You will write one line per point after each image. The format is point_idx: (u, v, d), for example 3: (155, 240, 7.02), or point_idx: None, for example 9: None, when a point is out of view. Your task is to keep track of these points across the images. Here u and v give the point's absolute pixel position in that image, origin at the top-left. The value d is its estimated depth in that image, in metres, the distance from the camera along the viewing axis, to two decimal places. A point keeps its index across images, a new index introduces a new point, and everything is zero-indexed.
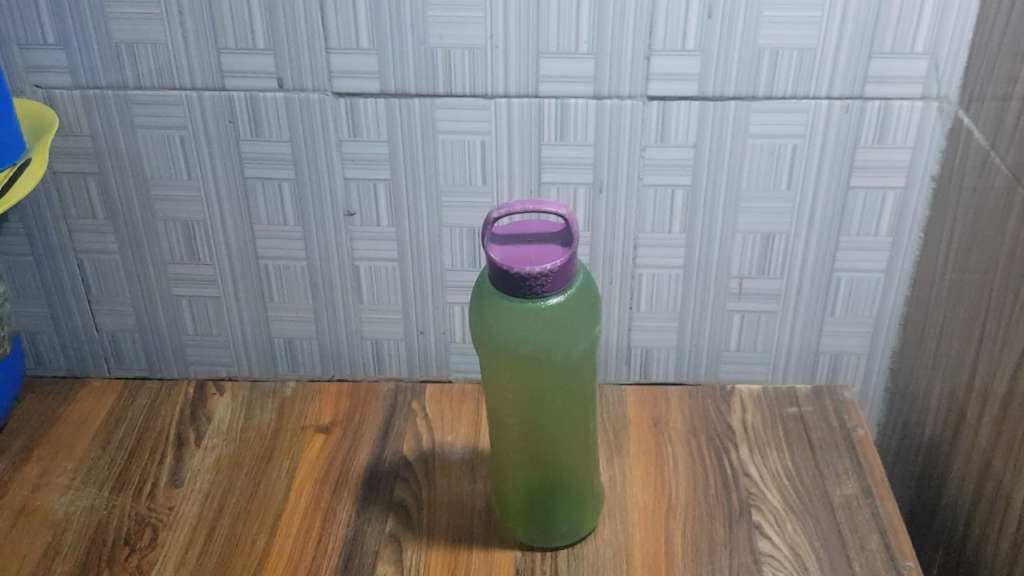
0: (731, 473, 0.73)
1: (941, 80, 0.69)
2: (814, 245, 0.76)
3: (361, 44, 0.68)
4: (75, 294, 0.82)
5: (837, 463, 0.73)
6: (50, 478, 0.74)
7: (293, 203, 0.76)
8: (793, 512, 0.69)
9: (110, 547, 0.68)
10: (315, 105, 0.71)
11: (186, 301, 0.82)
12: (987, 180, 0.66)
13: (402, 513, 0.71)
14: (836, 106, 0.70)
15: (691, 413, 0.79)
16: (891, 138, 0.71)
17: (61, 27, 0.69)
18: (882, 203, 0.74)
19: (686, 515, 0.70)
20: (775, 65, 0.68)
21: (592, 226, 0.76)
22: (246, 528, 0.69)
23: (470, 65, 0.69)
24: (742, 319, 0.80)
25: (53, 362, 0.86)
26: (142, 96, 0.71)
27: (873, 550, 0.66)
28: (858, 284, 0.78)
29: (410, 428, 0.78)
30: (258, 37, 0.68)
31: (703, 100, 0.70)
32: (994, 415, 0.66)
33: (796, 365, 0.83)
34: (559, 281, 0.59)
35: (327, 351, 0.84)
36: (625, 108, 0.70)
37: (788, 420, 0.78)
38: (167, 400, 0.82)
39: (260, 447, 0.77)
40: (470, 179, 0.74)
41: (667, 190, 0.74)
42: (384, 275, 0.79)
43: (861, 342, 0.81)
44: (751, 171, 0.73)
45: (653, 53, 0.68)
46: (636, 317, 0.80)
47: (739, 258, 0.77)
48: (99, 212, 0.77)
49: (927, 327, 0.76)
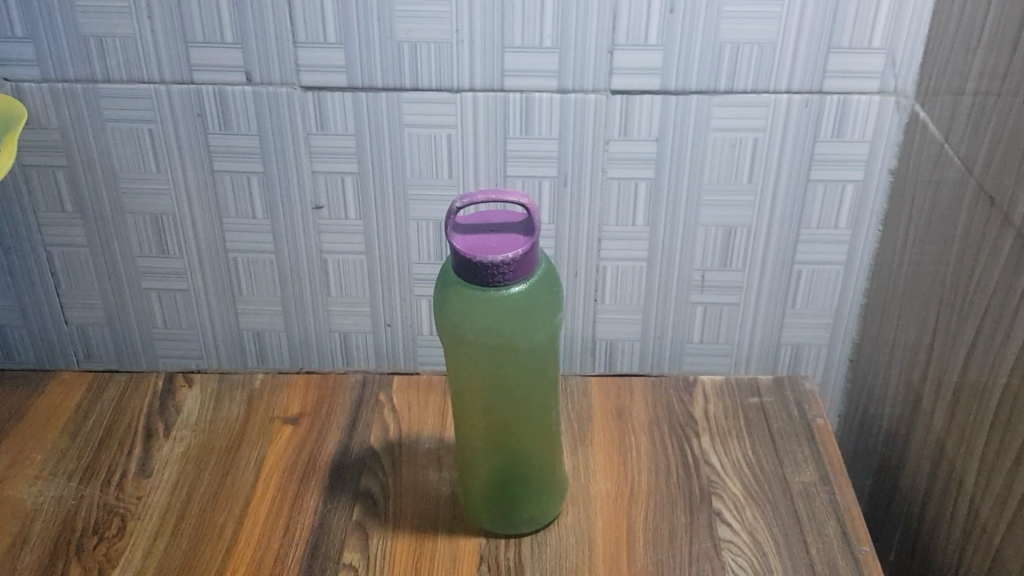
0: (693, 461, 0.74)
1: (898, 75, 0.70)
2: (775, 237, 0.78)
3: (328, 38, 0.69)
4: (44, 287, 0.82)
5: (797, 452, 0.75)
6: (19, 469, 0.74)
7: (261, 196, 0.76)
8: (753, 499, 0.70)
9: (79, 536, 0.69)
10: (282, 99, 0.72)
11: (156, 294, 0.82)
12: (941, 173, 0.68)
13: (368, 502, 0.71)
14: (795, 101, 0.71)
15: (654, 403, 0.80)
16: (850, 132, 0.73)
17: (30, 20, 0.69)
18: (841, 196, 0.76)
19: (648, 502, 0.71)
20: (736, 60, 0.69)
21: (557, 218, 0.77)
22: (214, 516, 0.70)
23: (436, 59, 0.70)
24: (705, 311, 0.82)
25: (22, 354, 0.87)
26: (111, 89, 0.72)
27: (830, 534, 0.67)
28: (819, 276, 0.80)
29: (378, 419, 0.79)
30: (226, 31, 0.69)
31: (665, 94, 0.71)
32: (948, 402, 0.67)
33: (758, 356, 0.84)
34: (521, 270, 0.60)
35: (296, 344, 0.85)
36: (589, 102, 0.71)
37: (749, 409, 0.79)
38: (137, 391, 0.82)
39: (229, 438, 0.77)
40: (437, 172, 0.75)
41: (630, 183, 0.75)
42: (352, 268, 0.80)
43: (821, 333, 0.83)
44: (713, 164, 0.74)
45: (616, 48, 0.69)
46: (602, 309, 0.81)
47: (701, 250, 0.78)
48: (68, 206, 0.78)
49: (885, 318, 0.78)
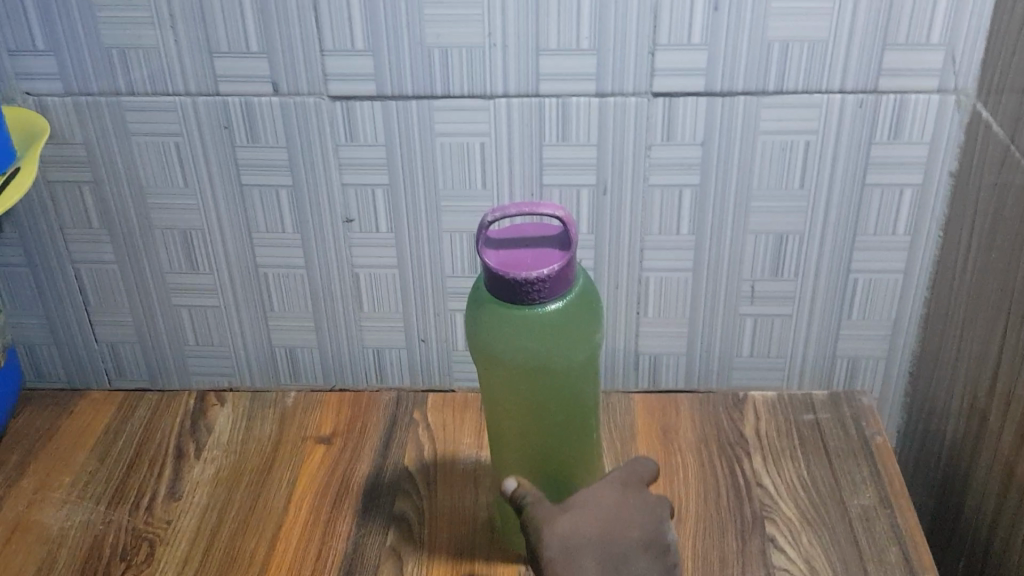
0: (744, 483, 0.70)
1: (958, 72, 0.66)
2: (828, 245, 0.74)
3: (356, 46, 0.67)
4: (73, 304, 0.81)
5: (854, 473, 0.71)
6: (47, 493, 0.72)
7: (290, 210, 0.74)
8: (808, 525, 0.66)
9: (106, 562, 0.66)
10: (310, 109, 0.69)
11: (186, 311, 0.80)
12: (1007, 176, 0.63)
13: (403, 526, 0.69)
14: (849, 100, 0.67)
15: (701, 421, 0.77)
16: (907, 134, 0.68)
17: (51, 33, 0.68)
18: (899, 200, 0.71)
19: (697, 528, 0.67)
20: (785, 59, 0.65)
21: (597, 228, 0.73)
22: (244, 543, 0.67)
23: (467, 65, 0.67)
24: (755, 324, 0.78)
25: (53, 374, 0.85)
26: (135, 102, 0.70)
27: (891, 563, 0.63)
28: (876, 286, 0.76)
29: (413, 438, 0.76)
30: (251, 41, 0.67)
31: (710, 96, 0.67)
32: (1016, 421, 0.63)
33: (812, 370, 0.80)
34: (557, 287, 0.56)
35: (328, 361, 0.82)
36: (630, 105, 0.68)
37: (803, 428, 0.75)
38: (168, 410, 0.80)
39: (260, 460, 0.75)
40: (470, 183, 0.72)
41: (674, 190, 0.71)
42: (384, 282, 0.77)
43: (879, 345, 0.79)
44: (763, 168, 0.70)
45: (658, 49, 0.65)
46: (644, 322, 0.78)
47: (751, 260, 0.75)
48: (95, 222, 0.76)
49: (947, 331, 0.73)
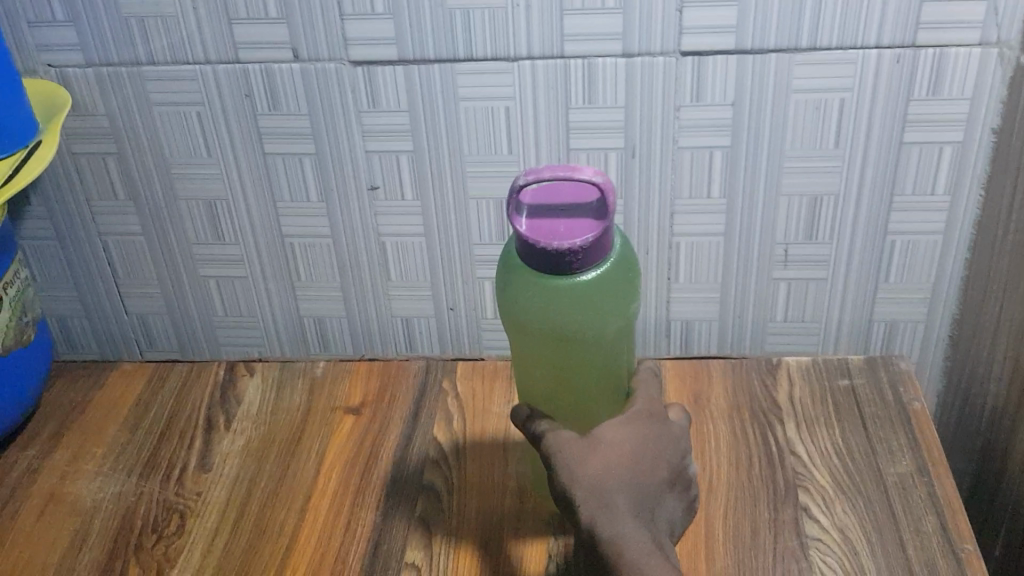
0: (778, 451, 0.69)
1: (1000, 25, 0.63)
2: (864, 208, 0.72)
3: (375, 9, 0.65)
4: (102, 276, 0.81)
5: (891, 440, 0.69)
6: (78, 465, 0.73)
7: (314, 178, 0.73)
8: (843, 493, 0.65)
9: (138, 534, 0.66)
10: (332, 75, 0.68)
11: (214, 281, 0.80)
12: None
13: (432, 496, 0.68)
14: (886, 56, 0.64)
15: (734, 387, 0.75)
16: (946, 90, 0.66)
17: (68, 4, 0.67)
18: (939, 159, 0.69)
19: (729, 496, 0.66)
20: (820, 13, 0.63)
21: (626, 190, 0.72)
22: (274, 513, 0.67)
23: (490, 27, 0.65)
24: (790, 288, 0.76)
25: (86, 344, 0.87)
26: (156, 72, 0.69)
27: (928, 531, 0.62)
28: (914, 248, 0.73)
29: (442, 408, 0.76)
30: (269, 7, 0.65)
31: (741, 54, 0.65)
32: None
33: (848, 334, 0.79)
34: (591, 257, 0.55)
35: (357, 330, 0.82)
36: (657, 65, 0.66)
37: (838, 393, 0.74)
38: (198, 382, 0.80)
39: (290, 431, 0.75)
40: (494, 148, 0.70)
41: (703, 152, 0.69)
42: (411, 250, 0.76)
43: (917, 309, 0.77)
44: (797, 126, 0.68)
45: (686, 6, 0.63)
46: (675, 287, 0.77)
47: (785, 222, 0.73)
48: (121, 194, 0.76)
49: (989, 292, 0.71)
